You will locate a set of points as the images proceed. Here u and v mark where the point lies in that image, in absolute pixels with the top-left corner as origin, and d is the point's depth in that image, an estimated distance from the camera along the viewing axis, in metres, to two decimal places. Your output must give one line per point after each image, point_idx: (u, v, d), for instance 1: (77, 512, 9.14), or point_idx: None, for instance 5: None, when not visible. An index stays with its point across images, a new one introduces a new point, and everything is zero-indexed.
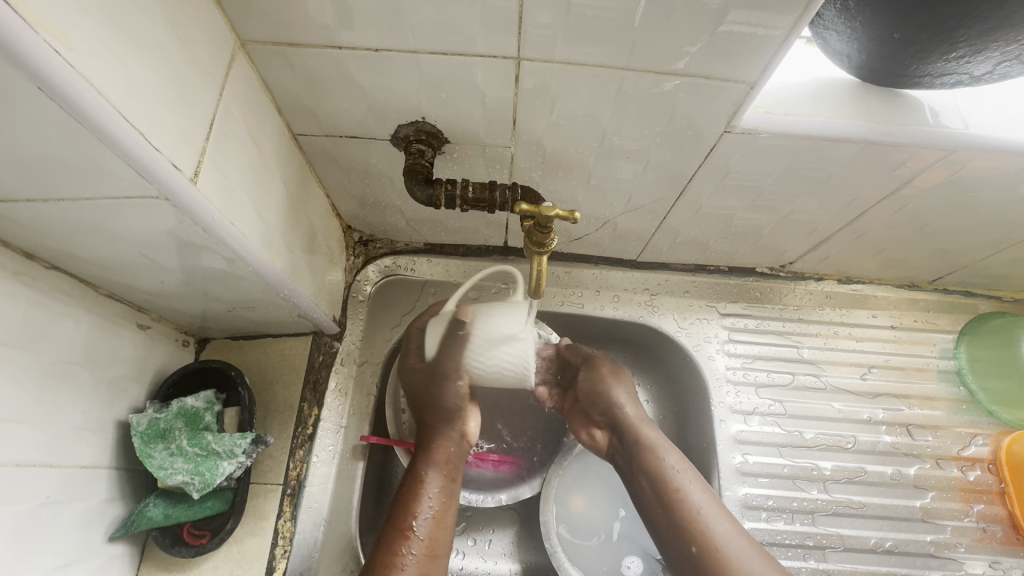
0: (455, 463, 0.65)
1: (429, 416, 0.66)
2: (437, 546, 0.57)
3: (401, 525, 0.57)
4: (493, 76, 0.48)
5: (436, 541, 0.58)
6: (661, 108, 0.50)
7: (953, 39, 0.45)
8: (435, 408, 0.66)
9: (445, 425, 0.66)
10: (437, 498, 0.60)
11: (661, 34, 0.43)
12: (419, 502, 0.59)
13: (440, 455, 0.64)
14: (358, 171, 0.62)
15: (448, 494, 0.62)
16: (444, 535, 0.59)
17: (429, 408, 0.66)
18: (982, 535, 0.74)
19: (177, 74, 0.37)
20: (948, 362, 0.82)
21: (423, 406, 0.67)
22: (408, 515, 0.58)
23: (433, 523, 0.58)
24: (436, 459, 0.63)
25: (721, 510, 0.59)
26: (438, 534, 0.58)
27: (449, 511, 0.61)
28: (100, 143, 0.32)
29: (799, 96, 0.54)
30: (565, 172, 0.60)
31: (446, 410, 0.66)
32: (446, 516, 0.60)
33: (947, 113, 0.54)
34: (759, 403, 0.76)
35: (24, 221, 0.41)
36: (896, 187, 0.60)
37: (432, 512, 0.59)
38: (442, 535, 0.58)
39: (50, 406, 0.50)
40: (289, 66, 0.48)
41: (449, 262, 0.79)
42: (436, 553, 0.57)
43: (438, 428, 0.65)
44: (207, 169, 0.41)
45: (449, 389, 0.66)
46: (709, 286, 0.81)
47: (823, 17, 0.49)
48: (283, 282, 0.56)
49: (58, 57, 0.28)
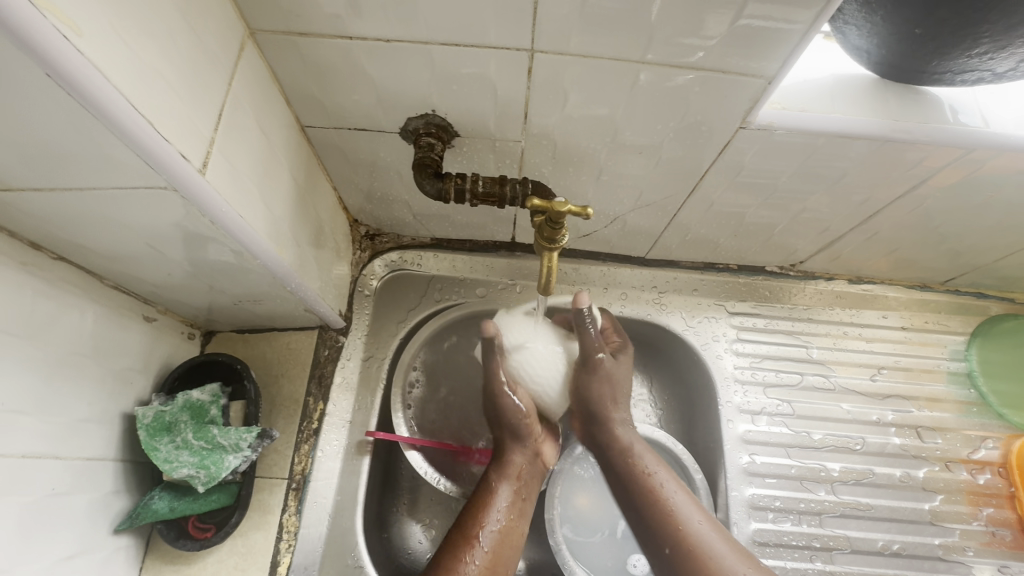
0: (526, 479, 0.65)
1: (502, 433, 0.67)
2: (501, 564, 0.59)
3: (467, 534, 0.59)
4: (505, 68, 0.47)
5: (501, 560, 0.59)
6: (676, 102, 0.49)
7: (976, 34, 0.44)
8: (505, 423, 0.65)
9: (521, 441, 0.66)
10: (505, 512, 0.61)
11: (679, 27, 0.42)
12: (488, 515, 0.60)
13: (511, 469, 0.65)
14: (366, 165, 0.62)
15: (517, 511, 0.63)
16: (507, 551, 0.60)
17: (503, 423, 0.66)
18: (991, 539, 0.73)
19: (186, 62, 0.37)
20: (958, 364, 0.81)
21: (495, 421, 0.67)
22: (477, 523, 0.60)
23: (500, 537, 0.60)
24: (507, 473, 0.64)
25: (695, 506, 0.62)
26: (501, 548, 0.59)
27: (516, 530, 0.62)
28: (108, 131, 0.32)
29: (816, 91, 0.53)
30: (575, 168, 0.59)
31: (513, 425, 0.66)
32: (514, 531, 0.61)
33: (967, 110, 0.53)
34: (767, 403, 0.75)
35: (32, 211, 0.41)
36: (913, 185, 0.59)
37: (497, 527, 0.60)
38: (506, 553, 0.59)
39: (56, 398, 0.49)
40: (299, 56, 0.47)
41: (455, 258, 0.78)
42: (498, 568, 0.58)
43: (509, 443, 0.66)
44: (216, 160, 0.41)
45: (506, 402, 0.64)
46: (717, 284, 0.80)
47: (843, 12, 0.48)
48: (290, 275, 0.55)
49: (67, 43, 0.28)
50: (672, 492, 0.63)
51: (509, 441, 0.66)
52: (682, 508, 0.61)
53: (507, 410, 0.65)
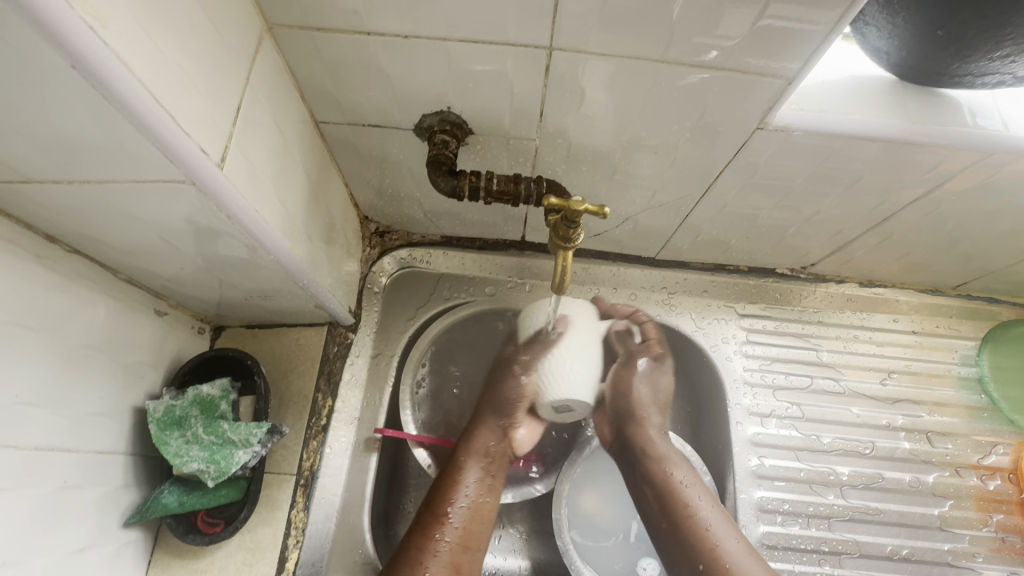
0: (494, 458, 0.68)
1: (484, 410, 0.71)
2: (472, 538, 0.62)
3: (438, 511, 0.63)
4: (523, 65, 0.47)
5: (471, 535, 0.62)
6: (693, 102, 0.49)
7: (999, 36, 0.43)
8: (492, 401, 0.71)
9: (494, 419, 0.70)
10: (474, 490, 0.65)
11: (699, 26, 0.42)
12: (456, 494, 0.64)
13: (480, 446, 0.68)
14: (378, 161, 0.62)
15: (486, 488, 0.66)
16: (479, 529, 0.63)
17: (489, 401, 0.71)
18: (1001, 545, 0.72)
19: (206, 56, 0.36)
20: (969, 369, 0.81)
21: (484, 398, 0.72)
22: (447, 502, 0.64)
23: (468, 514, 0.63)
24: (476, 452, 0.68)
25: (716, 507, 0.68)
26: (472, 525, 0.63)
27: (486, 506, 0.65)
28: (129, 123, 0.32)
29: (834, 92, 0.53)
30: (589, 167, 0.59)
31: (498, 401, 0.71)
32: (482, 509, 0.65)
33: (986, 113, 0.53)
34: (777, 406, 0.75)
35: (48, 203, 0.41)
36: (930, 188, 0.58)
37: (467, 504, 0.64)
38: (477, 528, 0.63)
39: (68, 391, 0.49)
40: (316, 51, 0.47)
41: (465, 256, 0.78)
42: (468, 544, 0.62)
43: (485, 421, 0.70)
44: (233, 155, 0.40)
45: (510, 383, 0.71)
46: (727, 286, 0.80)
47: (863, 13, 0.48)
48: (302, 272, 0.55)
49: (93, 35, 0.28)
50: (705, 505, 0.67)
51: (489, 417, 0.70)
52: (727, 543, 0.65)
53: (506, 387, 0.71)
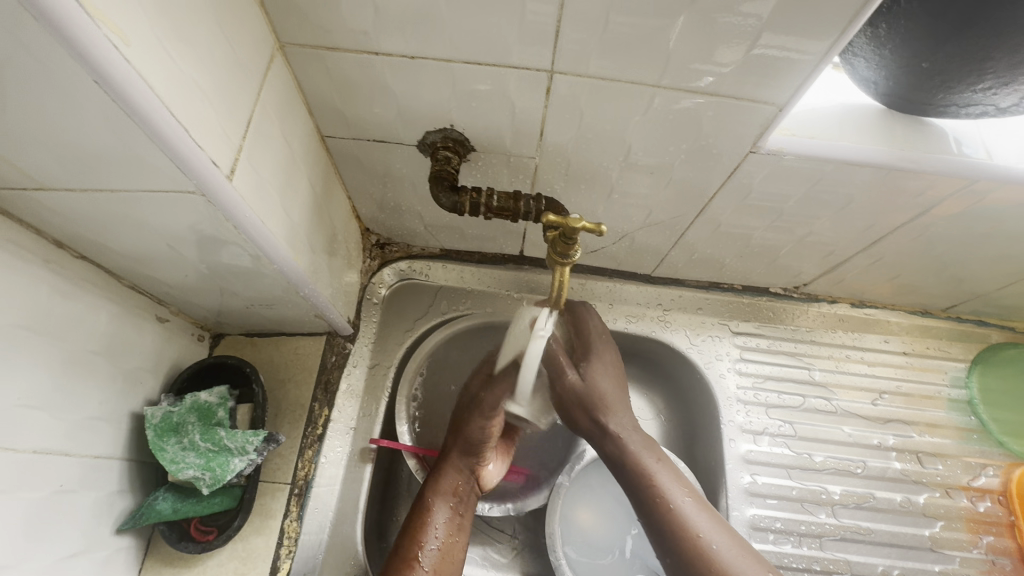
0: (463, 496, 0.64)
1: (450, 445, 0.66)
2: None
3: (407, 556, 0.58)
4: (524, 86, 0.49)
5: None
6: (689, 125, 0.51)
7: (981, 70, 0.45)
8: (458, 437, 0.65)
9: (460, 457, 0.64)
10: (444, 531, 0.60)
11: (696, 53, 0.44)
12: (426, 535, 0.59)
13: (447, 486, 0.63)
14: (381, 175, 0.63)
15: (456, 528, 0.61)
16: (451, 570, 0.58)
17: (454, 435, 0.66)
18: (991, 567, 0.73)
19: (221, 73, 0.38)
20: (959, 392, 0.82)
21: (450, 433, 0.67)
22: (416, 544, 0.58)
23: (439, 557, 0.58)
24: (444, 490, 0.63)
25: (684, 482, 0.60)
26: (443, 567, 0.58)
27: (457, 547, 0.60)
28: (146, 137, 0.33)
29: (825, 120, 0.54)
30: (587, 185, 0.60)
31: (467, 442, 0.65)
32: (454, 549, 0.60)
33: (971, 143, 0.55)
34: (769, 424, 0.75)
35: (60, 211, 0.42)
36: (916, 214, 0.60)
37: (437, 546, 0.59)
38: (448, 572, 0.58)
39: (67, 395, 0.50)
40: (326, 70, 0.49)
41: (463, 269, 0.79)
42: None
43: (452, 458, 0.65)
44: (243, 167, 0.42)
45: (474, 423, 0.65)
46: (721, 303, 0.81)
47: (852, 45, 0.50)
48: (304, 281, 0.56)
49: (117, 52, 0.29)
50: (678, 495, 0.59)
51: (453, 454, 0.65)
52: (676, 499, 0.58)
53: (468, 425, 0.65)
